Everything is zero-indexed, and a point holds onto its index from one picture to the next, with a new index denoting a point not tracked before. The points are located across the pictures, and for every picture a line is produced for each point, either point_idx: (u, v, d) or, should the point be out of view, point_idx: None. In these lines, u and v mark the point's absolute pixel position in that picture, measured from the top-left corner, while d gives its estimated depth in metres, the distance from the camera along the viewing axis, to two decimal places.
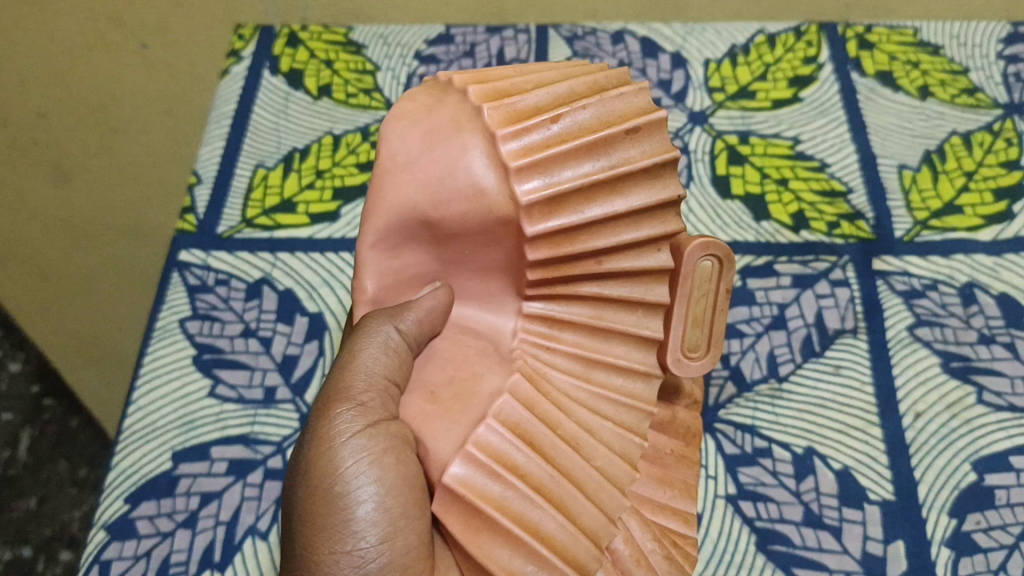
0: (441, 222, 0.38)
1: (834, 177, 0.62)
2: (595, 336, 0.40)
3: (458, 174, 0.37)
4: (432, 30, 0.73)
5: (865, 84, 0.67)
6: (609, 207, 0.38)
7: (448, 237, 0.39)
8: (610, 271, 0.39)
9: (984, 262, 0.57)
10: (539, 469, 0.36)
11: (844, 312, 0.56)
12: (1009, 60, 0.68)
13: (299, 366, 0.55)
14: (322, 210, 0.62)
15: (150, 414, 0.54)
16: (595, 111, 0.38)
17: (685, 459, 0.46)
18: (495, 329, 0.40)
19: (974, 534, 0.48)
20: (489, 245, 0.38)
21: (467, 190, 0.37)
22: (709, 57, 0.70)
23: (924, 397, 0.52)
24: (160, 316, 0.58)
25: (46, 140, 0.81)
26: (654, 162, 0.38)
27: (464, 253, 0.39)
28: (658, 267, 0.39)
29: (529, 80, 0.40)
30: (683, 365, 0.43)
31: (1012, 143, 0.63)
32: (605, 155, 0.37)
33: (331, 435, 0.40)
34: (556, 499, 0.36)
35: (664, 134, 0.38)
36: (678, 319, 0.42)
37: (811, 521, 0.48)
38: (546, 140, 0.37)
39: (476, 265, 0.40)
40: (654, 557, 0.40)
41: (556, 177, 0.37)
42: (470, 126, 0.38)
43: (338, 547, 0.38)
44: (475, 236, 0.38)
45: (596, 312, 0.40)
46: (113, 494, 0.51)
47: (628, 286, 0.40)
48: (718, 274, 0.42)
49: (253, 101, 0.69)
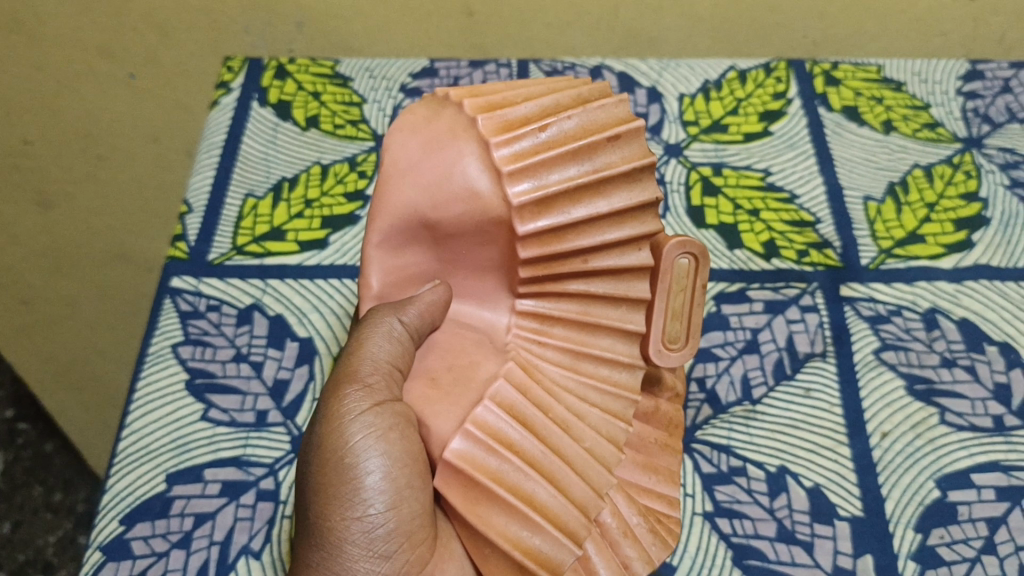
0: (440, 222, 0.41)
1: (803, 208, 0.65)
2: (582, 330, 0.44)
3: (455, 179, 0.40)
4: (416, 63, 0.76)
5: (832, 118, 0.70)
6: (593, 207, 0.41)
7: (447, 238, 0.42)
8: (595, 270, 0.42)
9: (945, 289, 0.60)
10: (531, 445, 0.40)
11: (813, 336, 0.58)
12: (967, 96, 0.72)
13: (290, 390, 0.57)
14: (311, 238, 0.64)
15: (144, 437, 0.55)
16: (579, 120, 0.41)
17: (670, 448, 0.50)
18: (491, 323, 0.43)
19: (938, 548, 0.50)
20: (485, 244, 0.42)
21: (463, 193, 0.40)
22: (683, 92, 0.73)
23: (890, 418, 0.55)
24: (153, 341, 0.59)
25: (29, 165, 0.84)
26: (632, 167, 0.41)
27: (461, 252, 0.42)
28: (639, 264, 0.43)
29: (520, 94, 0.43)
30: (664, 355, 0.46)
31: (970, 175, 0.66)
32: (590, 159, 0.41)
33: (340, 413, 0.43)
34: (548, 472, 0.40)
35: (641, 141, 0.42)
36: (659, 312, 0.46)
37: (785, 537, 0.51)
38: (534, 147, 0.40)
39: (472, 264, 0.43)
40: (639, 529, 0.46)
41: (544, 180, 0.40)
42: (465, 135, 0.41)
43: (348, 514, 0.41)
44: (470, 236, 0.41)
45: (583, 308, 0.43)
46: (108, 515, 0.52)
47: (611, 283, 0.43)
48: (695, 270, 0.46)
49: (242, 131, 0.71)
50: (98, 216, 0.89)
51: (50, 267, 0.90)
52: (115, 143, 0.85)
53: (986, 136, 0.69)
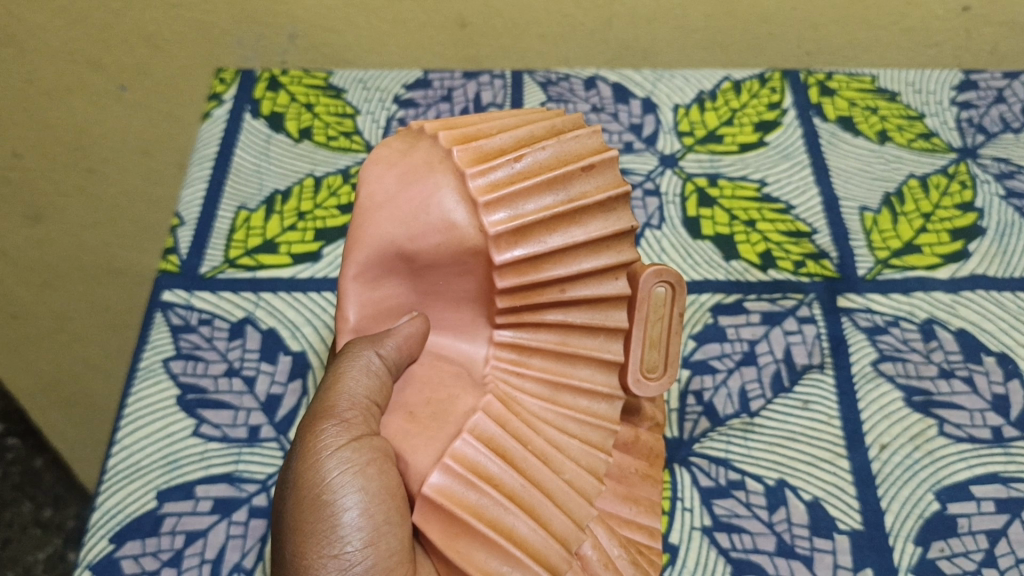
0: (417, 253, 0.41)
1: (799, 219, 0.65)
2: (560, 361, 0.43)
3: (431, 210, 0.40)
4: (409, 75, 0.76)
5: (827, 129, 0.70)
6: (569, 236, 0.41)
7: (423, 269, 0.42)
8: (574, 299, 0.42)
9: (942, 299, 0.60)
10: (512, 479, 0.39)
11: (811, 348, 0.58)
12: (961, 107, 0.72)
13: (282, 405, 0.56)
14: (304, 251, 0.63)
15: (134, 454, 0.55)
16: (553, 150, 0.41)
17: (650, 477, 0.49)
18: (468, 356, 0.43)
19: (938, 561, 0.50)
20: (462, 275, 0.41)
21: (440, 224, 0.40)
22: (678, 103, 0.73)
23: (888, 430, 0.55)
24: (144, 355, 0.58)
25: (18, 178, 0.84)
26: (607, 195, 0.41)
27: (438, 284, 0.42)
28: (616, 294, 0.43)
29: (493, 126, 0.43)
30: (642, 385, 0.45)
31: (966, 186, 0.66)
32: (565, 188, 0.41)
33: (316, 450, 0.42)
34: (528, 506, 0.39)
35: (616, 170, 0.42)
36: (637, 342, 0.45)
37: (784, 551, 0.50)
38: (510, 177, 0.40)
39: (451, 295, 0.43)
40: (620, 562, 0.43)
41: (519, 210, 0.40)
42: (442, 167, 0.41)
43: (326, 551, 0.39)
44: (447, 267, 0.41)
45: (562, 338, 0.43)
46: (97, 534, 0.52)
47: (589, 313, 0.43)
48: (672, 299, 0.45)
49: (234, 143, 0.70)
50: (87, 228, 0.88)
51: (39, 282, 0.90)
52: (106, 157, 0.84)
53: (980, 146, 0.69)
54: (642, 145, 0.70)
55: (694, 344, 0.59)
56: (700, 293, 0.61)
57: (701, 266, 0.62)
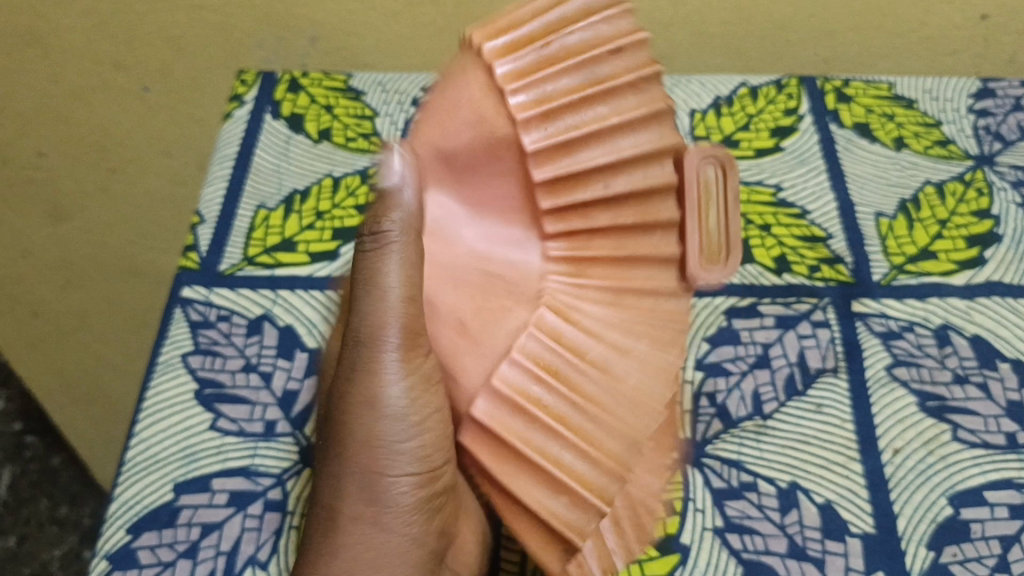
0: (455, 155, 0.39)
1: (814, 224, 0.65)
2: (620, 265, 0.41)
3: (463, 106, 0.38)
4: (428, 78, 0.76)
5: (843, 135, 0.70)
6: (607, 119, 0.39)
7: (467, 173, 0.39)
8: (620, 194, 0.40)
9: (957, 306, 0.60)
10: (561, 403, 0.39)
11: (825, 352, 0.58)
12: (979, 114, 0.72)
13: (298, 401, 0.56)
14: (323, 249, 0.64)
15: (151, 446, 0.55)
16: (581, 36, 0.39)
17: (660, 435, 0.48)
18: (522, 270, 0.40)
19: (951, 566, 0.50)
20: (504, 179, 0.39)
21: (471, 117, 0.38)
22: (694, 108, 0.73)
23: (902, 434, 0.55)
24: (162, 351, 0.59)
25: (42, 176, 0.87)
26: (635, 76, 0.39)
27: (484, 195, 0.40)
28: (664, 181, 0.41)
29: (524, 10, 0.40)
30: (703, 272, 0.43)
31: (982, 193, 0.66)
32: (592, 71, 0.39)
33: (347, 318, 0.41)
34: (575, 426, 0.40)
35: (641, 51, 0.40)
36: (693, 231, 0.43)
37: (795, 553, 0.50)
38: (540, 62, 0.38)
39: (500, 205, 0.40)
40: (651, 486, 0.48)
41: (545, 92, 0.38)
42: (472, 65, 0.39)
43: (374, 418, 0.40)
44: (487, 167, 0.39)
45: (618, 242, 0.41)
46: (115, 524, 0.52)
47: (638, 211, 0.41)
48: (724, 178, 0.44)
49: (254, 143, 0.71)
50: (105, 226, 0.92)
51: (60, 281, 0.94)
52: (125, 155, 0.87)
53: (998, 153, 0.69)
54: None
55: (708, 347, 0.59)
56: (715, 297, 0.61)
57: None
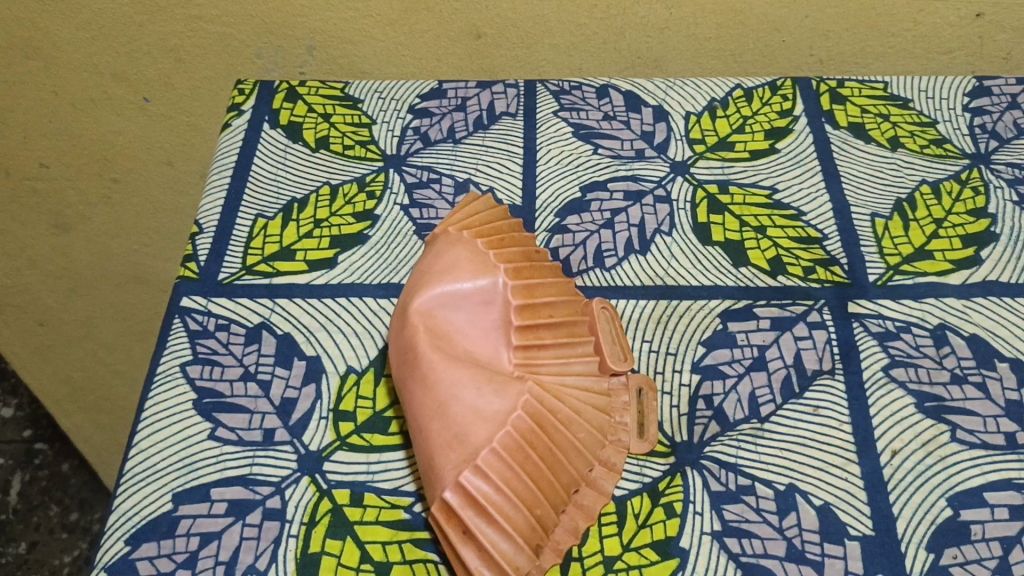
0: (453, 299, 0.51)
1: (810, 225, 0.65)
2: (561, 362, 0.52)
3: (461, 269, 0.52)
4: (424, 85, 0.77)
5: (838, 136, 0.70)
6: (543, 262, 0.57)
7: (459, 307, 0.51)
8: (552, 327, 0.53)
9: (954, 305, 0.60)
10: (542, 438, 0.48)
11: (821, 353, 0.58)
12: (974, 112, 0.72)
13: (297, 409, 0.57)
14: (320, 257, 0.64)
15: (150, 457, 0.55)
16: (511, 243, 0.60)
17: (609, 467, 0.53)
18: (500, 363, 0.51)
19: (951, 568, 0.50)
20: (485, 308, 0.51)
21: (470, 276, 0.52)
22: (689, 110, 0.73)
23: (900, 435, 0.55)
24: (162, 360, 0.59)
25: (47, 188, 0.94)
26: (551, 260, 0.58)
27: (471, 317, 0.51)
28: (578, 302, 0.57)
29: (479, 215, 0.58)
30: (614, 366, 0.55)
31: (978, 191, 0.66)
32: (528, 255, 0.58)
33: None
34: (549, 459, 0.48)
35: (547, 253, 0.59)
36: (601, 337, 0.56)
37: (794, 556, 0.50)
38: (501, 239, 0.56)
39: (482, 330, 0.51)
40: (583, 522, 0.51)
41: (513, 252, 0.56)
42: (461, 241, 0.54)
43: None
44: (477, 301, 0.51)
45: (563, 355, 0.53)
46: (114, 535, 0.53)
47: (563, 333, 0.53)
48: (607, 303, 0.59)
49: (253, 152, 0.72)
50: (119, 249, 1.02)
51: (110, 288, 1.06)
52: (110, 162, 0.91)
53: (993, 152, 0.69)
54: (653, 152, 0.70)
55: (704, 349, 0.59)
56: (710, 299, 0.61)
57: (709, 272, 0.63)
